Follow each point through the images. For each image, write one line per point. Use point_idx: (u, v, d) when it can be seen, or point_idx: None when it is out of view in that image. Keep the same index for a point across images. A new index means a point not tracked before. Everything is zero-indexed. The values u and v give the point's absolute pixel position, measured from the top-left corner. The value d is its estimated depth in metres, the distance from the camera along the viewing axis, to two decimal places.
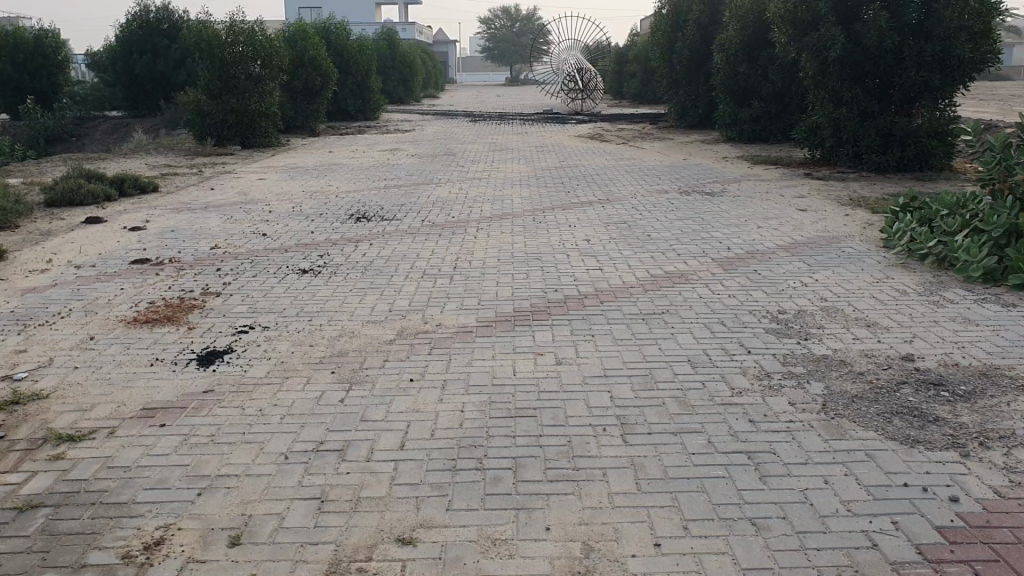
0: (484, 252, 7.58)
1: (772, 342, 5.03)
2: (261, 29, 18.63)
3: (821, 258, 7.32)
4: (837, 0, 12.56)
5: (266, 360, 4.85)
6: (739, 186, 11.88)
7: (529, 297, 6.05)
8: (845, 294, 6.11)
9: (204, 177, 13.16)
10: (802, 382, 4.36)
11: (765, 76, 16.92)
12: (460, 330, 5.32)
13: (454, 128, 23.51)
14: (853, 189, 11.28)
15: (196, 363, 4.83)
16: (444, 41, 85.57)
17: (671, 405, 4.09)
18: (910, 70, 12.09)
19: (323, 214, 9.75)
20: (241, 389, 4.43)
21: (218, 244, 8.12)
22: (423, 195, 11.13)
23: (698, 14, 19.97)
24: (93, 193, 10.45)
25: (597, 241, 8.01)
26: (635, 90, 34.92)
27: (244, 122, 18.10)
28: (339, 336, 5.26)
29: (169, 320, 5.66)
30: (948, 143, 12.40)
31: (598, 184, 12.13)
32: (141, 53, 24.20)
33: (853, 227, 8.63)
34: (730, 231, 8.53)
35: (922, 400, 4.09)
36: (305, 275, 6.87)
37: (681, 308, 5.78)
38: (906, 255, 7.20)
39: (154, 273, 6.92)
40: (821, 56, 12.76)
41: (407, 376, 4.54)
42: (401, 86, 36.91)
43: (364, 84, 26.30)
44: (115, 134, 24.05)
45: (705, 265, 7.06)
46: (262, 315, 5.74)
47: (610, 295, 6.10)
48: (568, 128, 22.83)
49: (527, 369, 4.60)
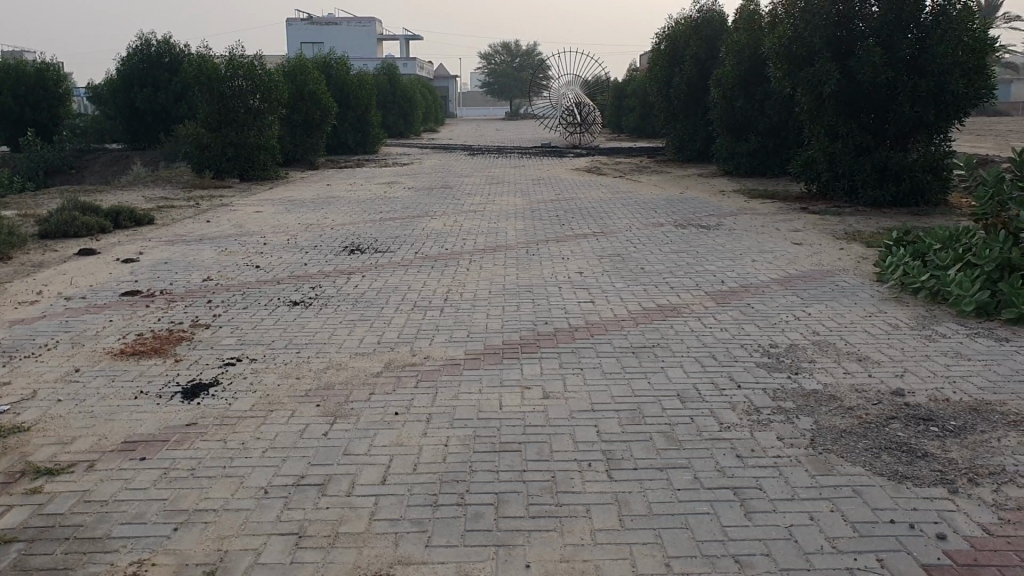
0: (477, 284, 7.57)
1: (762, 377, 4.99)
2: (261, 63, 18.77)
3: (814, 291, 7.30)
4: (831, 36, 12.65)
5: (251, 393, 4.80)
6: (735, 219, 11.89)
7: (519, 330, 6.01)
8: (837, 328, 6.08)
9: (201, 210, 13.19)
10: (791, 417, 4.32)
11: (761, 111, 17.01)
12: (448, 363, 5.28)
13: (453, 161, 23.62)
14: (849, 223, 11.29)
15: (181, 396, 4.79)
16: (445, 76, 86.28)
17: (657, 440, 4.04)
18: (905, 105, 12.13)
19: (318, 247, 9.75)
20: (225, 422, 4.38)
21: (210, 275, 8.11)
22: (419, 227, 11.13)
23: (696, 49, 20.13)
24: (87, 225, 10.46)
25: (589, 274, 7.99)
26: (634, 124, 35.14)
27: (243, 155, 18.18)
28: (326, 368, 5.22)
29: (156, 352, 5.63)
30: (944, 177, 12.42)
31: (594, 216, 12.14)
32: (142, 86, 24.39)
33: (847, 260, 8.62)
34: (724, 264, 8.51)
35: (912, 435, 4.04)
36: (296, 307, 6.85)
37: (672, 341, 5.74)
38: (900, 289, 7.18)
39: (144, 306, 6.90)
40: (816, 91, 12.81)
41: (392, 409, 4.49)
42: (401, 119, 37.11)
43: (364, 118, 26.46)
44: (114, 166, 24.14)
45: (698, 299, 7.03)
46: (250, 348, 5.70)
47: (601, 329, 6.06)
48: (566, 161, 22.92)
49: (513, 403, 4.55)
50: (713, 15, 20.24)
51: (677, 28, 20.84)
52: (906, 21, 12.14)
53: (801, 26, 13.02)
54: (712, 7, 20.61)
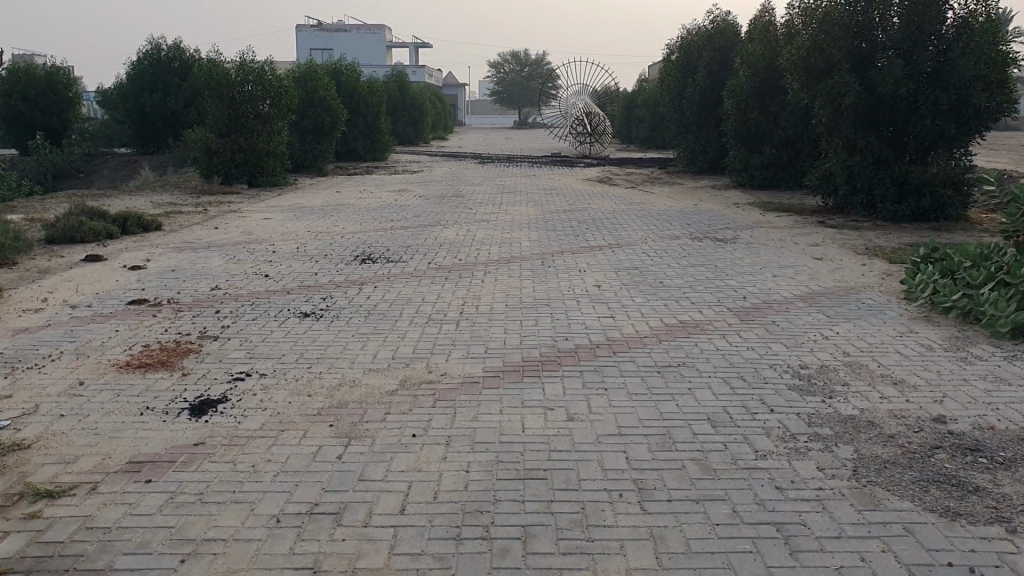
0: (492, 296, 7.37)
1: (795, 400, 4.77)
2: (272, 69, 18.64)
3: (840, 309, 7.08)
4: (851, 47, 12.45)
5: (261, 411, 4.60)
6: (752, 233, 11.67)
7: (538, 347, 5.80)
8: (868, 349, 5.85)
9: (210, 216, 13.04)
10: (830, 445, 4.10)
11: (776, 122, 16.81)
12: (466, 381, 5.07)
13: (462, 169, 23.46)
14: (869, 238, 11.06)
15: (188, 412, 4.59)
16: (454, 86, 86.33)
17: (691, 469, 3.83)
18: (925, 118, 11.91)
19: (328, 256, 9.55)
20: (234, 442, 4.18)
21: (218, 284, 7.91)
22: (431, 236, 10.95)
23: (709, 61, 20.00)
24: (94, 231, 10.28)
25: (607, 288, 7.79)
26: (644, 135, 34.97)
27: (252, 161, 18.02)
28: (339, 386, 5.01)
29: (163, 365, 5.42)
30: (965, 193, 12.19)
31: (608, 228, 11.94)
32: (151, 91, 24.32)
33: (871, 277, 8.40)
34: (745, 280, 8.30)
35: (960, 468, 3.82)
36: (306, 319, 6.66)
37: (698, 361, 5.52)
38: (929, 308, 6.96)
39: (151, 315, 6.71)
40: (834, 104, 12.60)
41: (409, 431, 4.28)
42: (411, 127, 36.96)
43: (373, 125, 26.31)
44: (123, 171, 24.01)
45: (721, 315, 6.81)
46: (259, 361, 5.51)
47: (622, 346, 5.85)
48: (576, 171, 22.72)
49: (536, 426, 4.34)
50: (728, 26, 20.11)
51: (690, 39, 20.68)
52: (927, 33, 11.92)
53: (820, 38, 12.82)
54: (726, 18, 20.45)
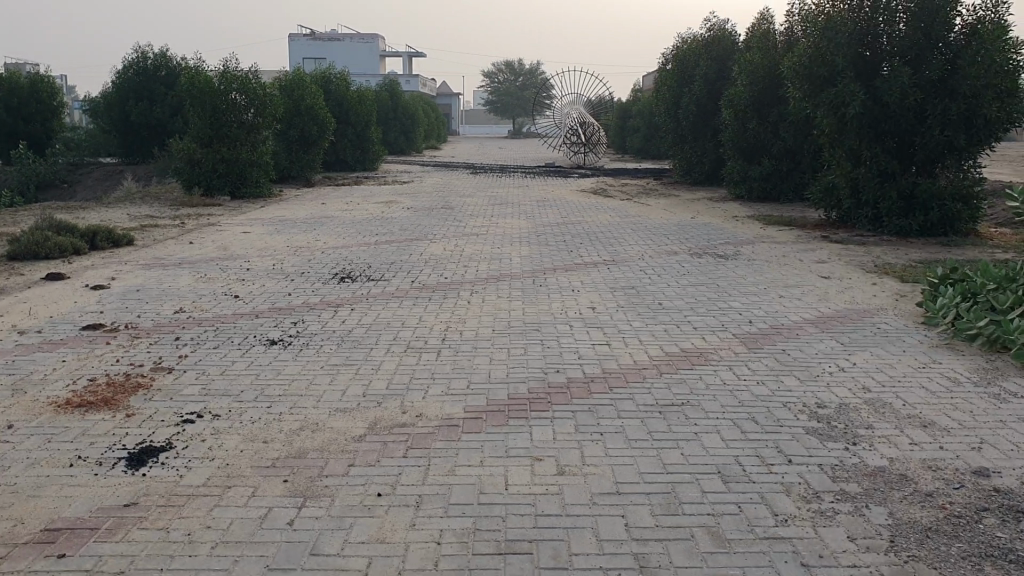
0: (478, 319, 6.83)
1: (815, 447, 4.22)
2: (256, 76, 18.07)
3: (855, 335, 6.54)
4: (855, 55, 11.92)
5: (208, 462, 4.04)
6: (754, 248, 11.14)
7: (526, 380, 5.23)
8: (890, 384, 5.30)
9: (187, 229, 12.48)
10: (860, 507, 3.56)
11: (776, 133, 16.32)
12: (444, 425, 4.50)
13: (454, 180, 22.94)
14: (877, 254, 10.53)
15: (124, 463, 4.01)
16: (447, 95, 86.12)
17: (701, 540, 3.27)
18: (933, 129, 11.38)
19: (306, 273, 9.00)
20: (171, 503, 3.62)
21: (183, 306, 7.35)
22: (416, 252, 10.40)
23: (705, 69, 19.53)
24: (60, 246, 9.71)
25: (602, 310, 7.24)
26: (639, 145, 34.62)
27: (234, 171, 17.45)
28: (300, 431, 4.46)
29: (106, 404, 4.83)
30: (974, 206, 11.64)
31: (603, 242, 11.39)
32: (137, 100, 23.78)
33: (884, 299, 7.85)
34: (749, 301, 7.76)
35: (1015, 537, 3.26)
36: (272, 347, 6.11)
37: (704, 398, 4.96)
38: (950, 334, 6.43)
39: (104, 342, 6.14)
40: (838, 113, 12.07)
41: (374, 490, 3.74)
42: (402, 136, 36.50)
43: (363, 135, 25.76)
44: (106, 181, 23.45)
45: (726, 342, 6.26)
46: (215, 400, 4.94)
47: (620, 379, 5.30)
48: (569, 182, 22.19)
49: (522, 481, 3.80)
50: (724, 34, 19.69)
51: (687, 47, 20.19)
52: (935, 40, 11.40)
53: (822, 45, 12.30)
54: (723, 26, 19.98)
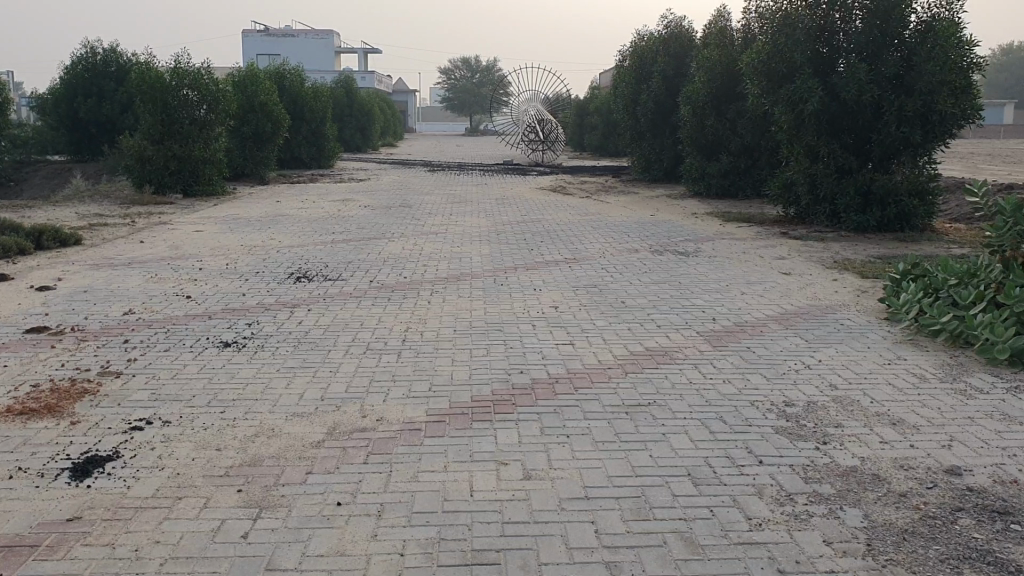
0: (438, 320, 6.67)
1: (785, 447, 4.13)
2: (209, 72, 17.69)
3: (819, 332, 6.49)
4: (813, 51, 11.93)
5: (158, 472, 3.85)
6: (715, 245, 11.10)
7: (489, 382, 5.09)
8: (856, 381, 5.24)
9: (137, 228, 12.14)
10: (835, 509, 3.48)
11: (734, 130, 16.35)
12: (406, 429, 4.34)
13: (412, 177, 22.72)
14: (836, 250, 10.55)
15: (68, 474, 3.80)
16: (403, 93, 85.61)
17: (675, 546, 3.16)
18: (889, 125, 11.43)
19: (261, 273, 8.77)
20: (117, 517, 3.43)
21: (133, 308, 7.09)
22: (374, 250, 10.21)
23: (663, 66, 19.52)
24: (4, 246, 9.37)
25: (566, 309, 7.12)
26: (596, 141, 34.64)
27: (187, 169, 17.07)
28: (255, 437, 4.28)
29: (50, 411, 4.60)
30: (930, 202, 11.71)
31: (564, 240, 11.29)
32: (85, 96, 23.21)
33: (846, 295, 7.83)
34: (712, 298, 7.69)
35: (992, 538, 3.20)
36: (225, 349, 5.90)
37: (671, 398, 4.85)
38: (913, 330, 6.40)
39: (49, 345, 5.89)
40: (796, 110, 12.09)
41: (334, 500, 3.58)
42: (358, 133, 36.17)
43: (319, 131, 25.41)
44: (54, 180, 22.84)
45: (691, 341, 6.17)
46: (165, 405, 4.73)
47: (585, 380, 5.18)
48: (528, 179, 22.07)
49: (487, 487, 3.66)
50: (682, 31, 19.70)
51: (644, 44, 20.17)
52: (891, 37, 11.45)
53: (779, 42, 12.30)
54: (681, 24, 19.97)
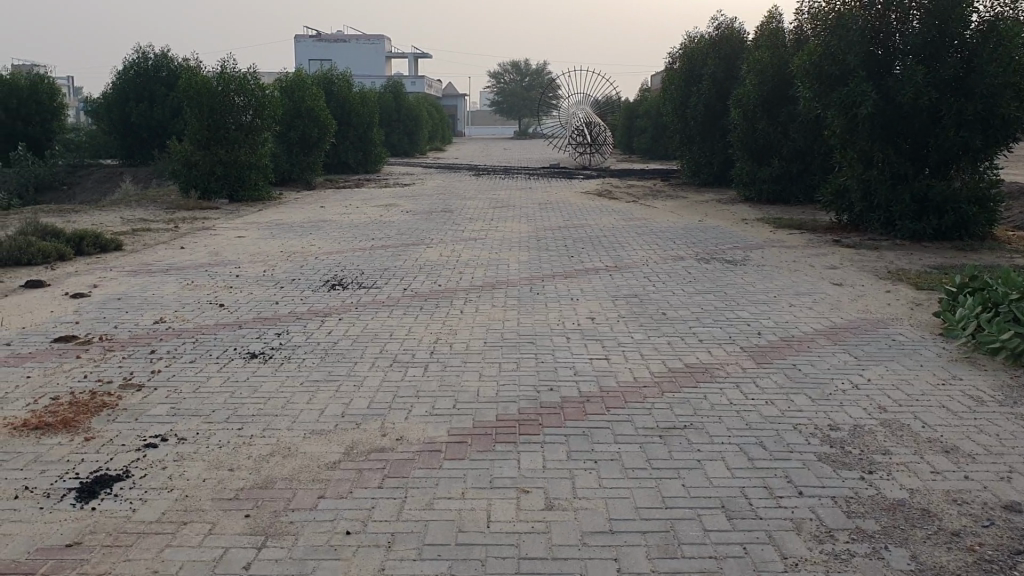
0: (470, 331, 6.49)
1: (827, 477, 3.86)
2: (255, 77, 17.75)
3: (869, 348, 6.17)
4: (867, 54, 11.54)
5: (166, 494, 3.70)
6: (763, 253, 10.77)
7: (516, 400, 4.88)
8: (908, 403, 4.93)
9: (178, 233, 12.15)
10: (879, 548, 3.20)
11: (785, 134, 15.94)
12: (425, 450, 4.16)
13: (457, 182, 22.60)
14: (889, 260, 10.15)
15: (74, 495, 3.67)
16: (453, 96, 85.86)
17: None
18: (948, 130, 10.99)
19: (295, 280, 8.68)
20: (117, 542, 3.29)
21: (164, 316, 7.02)
22: (412, 257, 10.07)
23: (713, 69, 19.18)
24: (43, 252, 9.41)
25: (602, 320, 6.89)
26: (645, 145, 34.28)
27: (232, 174, 17.13)
28: (270, 456, 4.13)
29: (65, 426, 4.50)
30: (990, 209, 11.24)
31: (606, 247, 11.04)
32: (137, 101, 23.51)
33: (898, 308, 7.48)
34: (757, 310, 7.40)
35: None
36: (251, 361, 5.78)
37: (707, 420, 4.60)
38: (971, 347, 6.06)
39: (75, 355, 5.82)
40: (848, 114, 11.68)
41: (343, 527, 3.40)
42: (406, 138, 36.24)
43: (366, 136, 25.44)
44: (105, 184, 23.17)
45: (733, 357, 5.90)
46: (184, 421, 4.61)
47: (617, 399, 4.95)
48: (574, 183, 21.83)
49: (505, 518, 3.45)
50: (733, 33, 19.35)
51: (694, 46, 19.81)
52: (950, 38, 11.01)
53: (832, 44, 11.92)
54: (731, 25, 19.58)
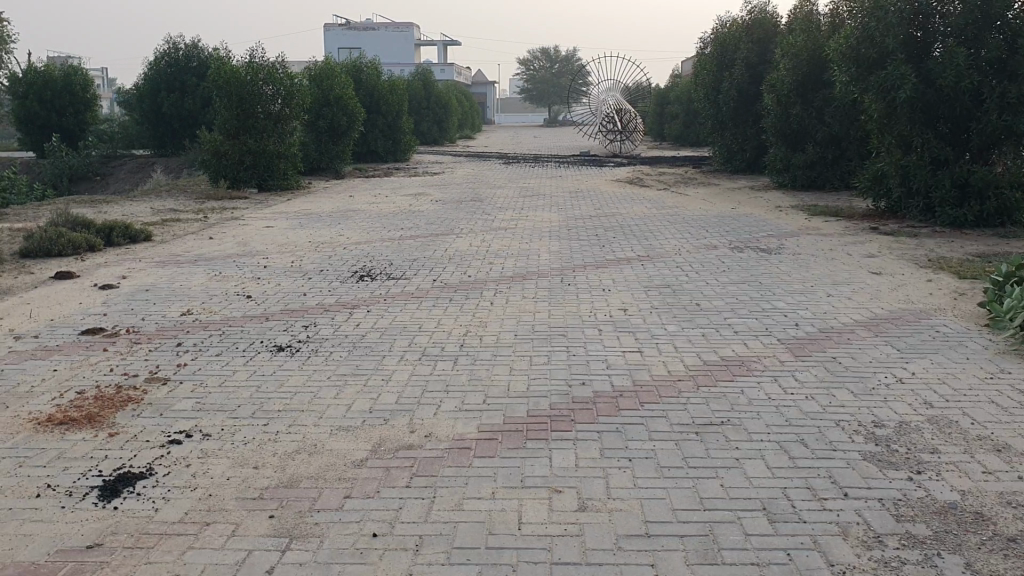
0: (500, 324, 6.35)
1: (874, 477, 3.70)
2: (283, 66, 17.67)
3: (912, 341, 5.97)
4: (907, 35, 11.22)
5: (190, 493, 3.61)
6: (799, 242, 10.53)
7: (547, 396, 4.74)
8: (957, 398, 4.74)
9: (209, 224, 12.11)
10: (931, 555, 3.04)
11: (820, 118, 15.61)
12: (454, 448, 4.04)
13: (486, 170, 22.45)
14: (929, 247, 9.89)
15: (96, 494, 3.60)
16: (482, 84, 85.58)
17: None
18: (990, 114, 10.68)
19: (324, 272, 8.59)
20: (140, 543, 3.21)
21: (191, 308, 6.95)
22: (441, 248, 9.96)
23: (745, 53, 18.83)
24: (74, 243, 9.38)
25: (635, 312, 6.73)
26: (676, 133, 33.92)
27: (261, 163, 17.10)
28: (296, 453, 4.04)
29: (89, 421, 4.43)
30: None
31: (637, 235, 10.86)
32: (168, 91, 23.53)
33: (941, 298, 7.25)
34: (794, 301, 7.20)
35: None
36: (278, 355, 5.69)
37: (746, 417, 4.44)
38: (1020, 341, 5.80)
39: (102, 349, 5.76)
40: (886, 98, 11.38)
41: (370, 530, 3.29)
42: (435, 126, 36.14)
43: (395, 125, 25.36)
44: (137, 173, 23.24)
45: (771, 349, 5.73)
46: (208, 416, 4.52)
47: (652, 394, 4.79)
48: (604, 171, 21.57)
49: (537, 519, 3.33)
50: (765, 17, 18.99)
51: (726, 31, 19.48)
52: (993, 19, 10.68)
53: (869, 26, 11.61)
54: (764, 10, 19.22)
